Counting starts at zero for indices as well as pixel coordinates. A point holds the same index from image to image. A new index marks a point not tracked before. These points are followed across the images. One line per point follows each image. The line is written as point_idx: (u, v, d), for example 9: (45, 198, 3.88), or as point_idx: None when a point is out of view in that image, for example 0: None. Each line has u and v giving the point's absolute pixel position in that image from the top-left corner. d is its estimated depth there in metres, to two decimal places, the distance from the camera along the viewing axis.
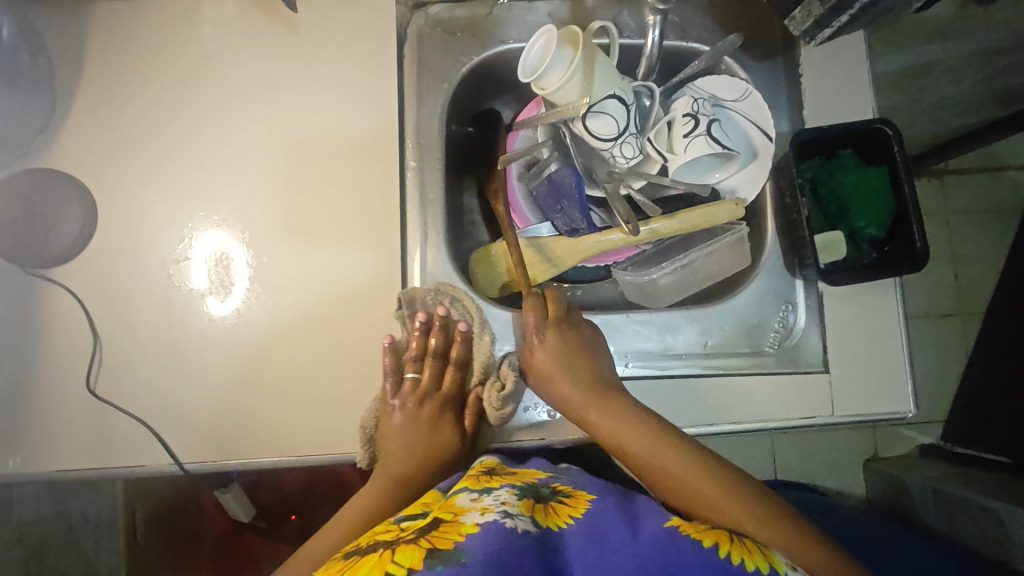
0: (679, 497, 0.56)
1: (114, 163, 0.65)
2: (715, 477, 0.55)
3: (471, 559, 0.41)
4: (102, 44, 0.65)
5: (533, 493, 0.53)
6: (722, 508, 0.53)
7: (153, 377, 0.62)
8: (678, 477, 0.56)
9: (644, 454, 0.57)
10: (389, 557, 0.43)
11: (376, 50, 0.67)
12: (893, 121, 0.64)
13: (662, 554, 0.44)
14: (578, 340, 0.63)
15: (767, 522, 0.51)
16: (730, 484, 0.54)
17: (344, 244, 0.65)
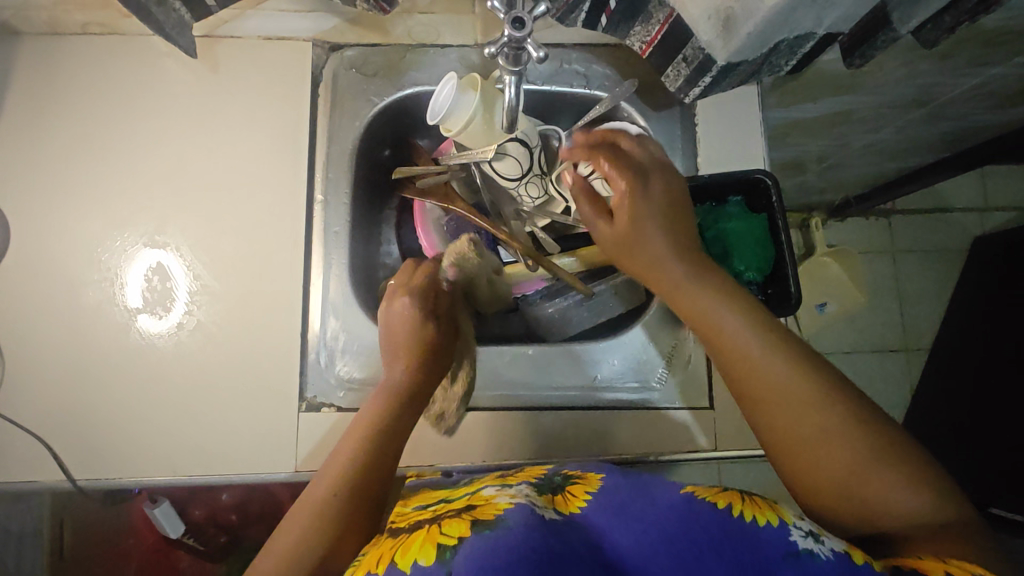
0: (768, 415, 0.50)
1: (32, 188, 0.68)
2: (819, 391, 0.49)
3: (514, 523, 0.44)
4: (29, 76, 0.69)
5: (547, 486, 0.53)
6: (818, 441, 0.48)
7: (52, 395, 0.64)
8: (761, 382, 0.51)
9: (732, 349, 0.52)
10: (437, 530, 0.46)
11: (291, 90, 0.71)
12: (773, 172, 0.69)
13: (677, 517, 0.45)
14: (658, 198, 0.59)
15: (892, 481, 0.46)
16: (825, 404, 0.49)
17: (250, 270, 0.68)
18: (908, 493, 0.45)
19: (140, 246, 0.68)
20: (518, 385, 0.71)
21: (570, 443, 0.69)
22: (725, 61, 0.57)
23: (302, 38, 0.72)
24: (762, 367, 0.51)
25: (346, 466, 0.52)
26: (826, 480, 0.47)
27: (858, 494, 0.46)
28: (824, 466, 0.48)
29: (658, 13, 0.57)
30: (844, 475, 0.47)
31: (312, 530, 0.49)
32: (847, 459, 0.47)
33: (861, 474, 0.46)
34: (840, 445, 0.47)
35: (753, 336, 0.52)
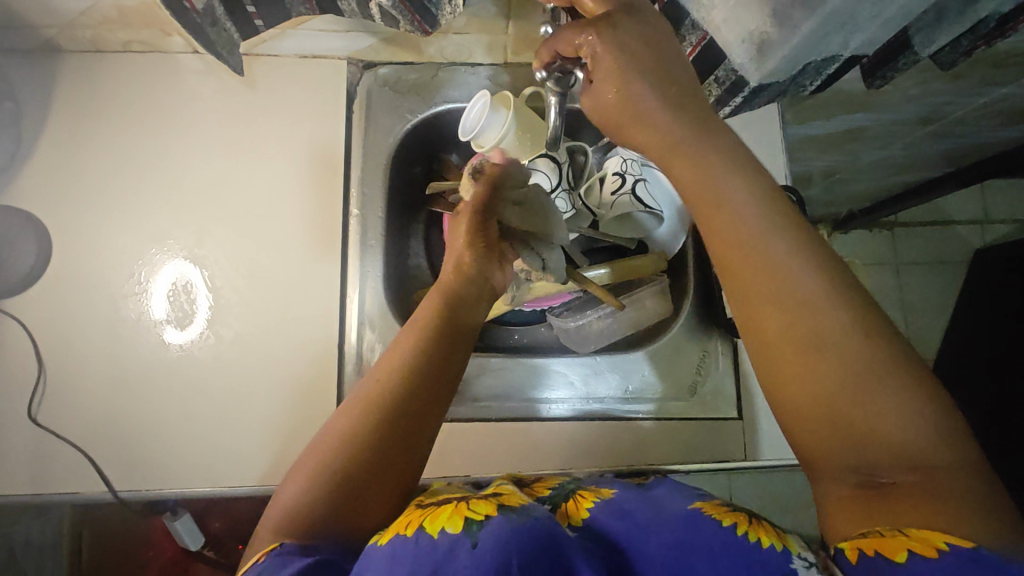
0: (767, 341, 0.41)
1: (73, 201, 0.69)
2: (816, 329, 0.39)
3: (538, 512, 0.45)
4: (70, 92, 0.71)
5: (562, 496, 0.54)
6: (813, 359, 0.39)
7: (95, 406, 0.65)
8: (761, 269, 0.41)
9: (730, 238, 0.43)
10: (465, 506, 0.45)
11: (327, 106, 0.73)
12: (798, 189, 0.72)
13: (682, 533, 0.43)
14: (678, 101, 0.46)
15: (898, 411, 0.37)
16: (822, 307, 0.39)
17: (287, 282, 0.70)
18: (918, 420, 0.37)
19: (177, 258, 0.69)
20: (552, 395, 0.72)
21: (606, 452, 0.71)
22: (757, 82, 0.60)
23: (337, 56, 0.74)
24: (762, 244, 0.42)
25: (370, 412, 0.47)
26: (820, 401, 0.38)
27: (845, 421, 0.38)
28: (812, 382, 0.39)
29: (690, 35, 0.59)
30: (834, 395, 0.38)
31: (330, 472, 0.45)
32: (821, 376, 0.38)
33: (852, 396, 0.38)
34: (821, 357, 0.39)
35: (763, 224, 0.42)
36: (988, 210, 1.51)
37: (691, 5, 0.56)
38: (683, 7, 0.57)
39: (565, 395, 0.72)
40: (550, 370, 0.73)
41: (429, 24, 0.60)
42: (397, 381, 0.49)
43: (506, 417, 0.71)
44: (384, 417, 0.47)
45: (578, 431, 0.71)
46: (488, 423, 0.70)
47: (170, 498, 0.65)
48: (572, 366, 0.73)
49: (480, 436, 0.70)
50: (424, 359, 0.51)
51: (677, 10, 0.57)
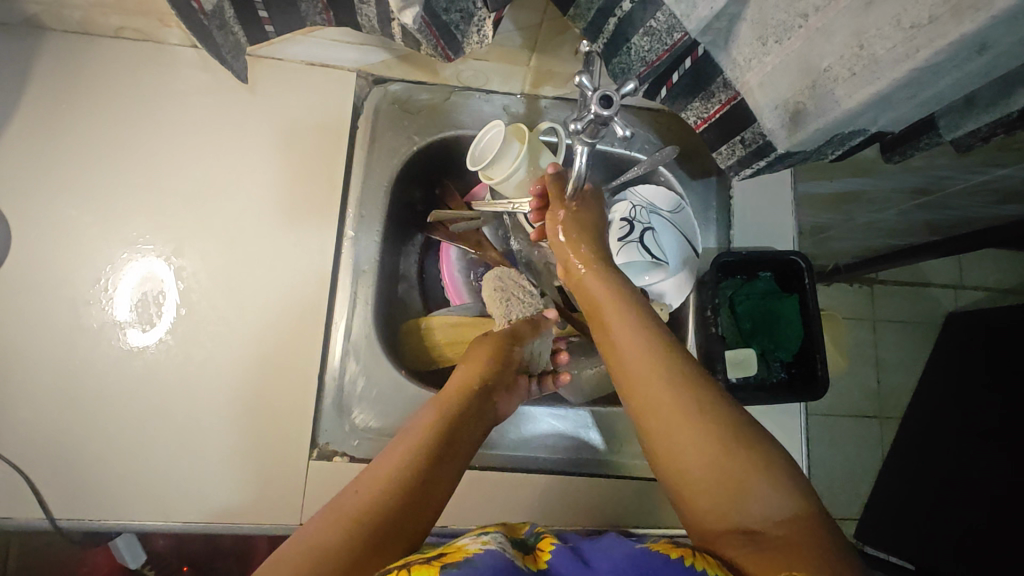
0: (642, 400, 0.51)
1: (39, 193, 0.63)
2: (693, 403, 0.48)
3: (482, 563, 0.41)
4: (49, 75, 0.65)
5: (519, 544, 0.49)
6: (684, 455, 0.47)
7: (41, 420, 0.59)
8: (656, 405, 0.49)
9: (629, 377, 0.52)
10: (405, 573, 0.40)
11: (330, 120, 0.69)
12: (806, 255, 0.69)
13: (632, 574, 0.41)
14: (590, 215, 0.63)
15: (766, 479, 0.43)
16: (695, 407, 0.47)
17: (267, 303, 0.65)
18: (775, 494, 0.43)
19: (148, 264, 0.64)
20: (538, 446, 0.69)
21: (591, 510, 0.67)
22: (785, 149, 0.58)
23: (347, 67, 0.70)
24: (644, 374, 0.51)
25: (389, 484, 0.46)
26: (721, 486, 0.44)
27: (730, 480, 0.44)
28: (693, 461, 0.46)
29: (721, 93, 0.58)
30: (708, 469, 0.45)
31: (326, 548, 0.41)
32: (699, 444, 0.46)
33: (723, 470, 0.45)
34: (706, 432, 0.46)
35: (646, 349, 0.52)
36: (963, 276, 1.51)
37: (727, 65, 0.54)
38: (717, 67, 0.55)
39: (554, 445, 0.69)
40: (539, 419, 0.70)
41: (453, 50, 0.57)
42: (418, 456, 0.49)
43: (486, 466, 0.67)
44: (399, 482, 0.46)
45: (558, 485, 0.67)
46: (468, 473, 0.66)
47: (115, 529, 0.60)
48: (568, 420, 0.70)
49: (458, 487, 0.65)
50: (446, 436, 0.52)
51: (711, 69, 0.56)
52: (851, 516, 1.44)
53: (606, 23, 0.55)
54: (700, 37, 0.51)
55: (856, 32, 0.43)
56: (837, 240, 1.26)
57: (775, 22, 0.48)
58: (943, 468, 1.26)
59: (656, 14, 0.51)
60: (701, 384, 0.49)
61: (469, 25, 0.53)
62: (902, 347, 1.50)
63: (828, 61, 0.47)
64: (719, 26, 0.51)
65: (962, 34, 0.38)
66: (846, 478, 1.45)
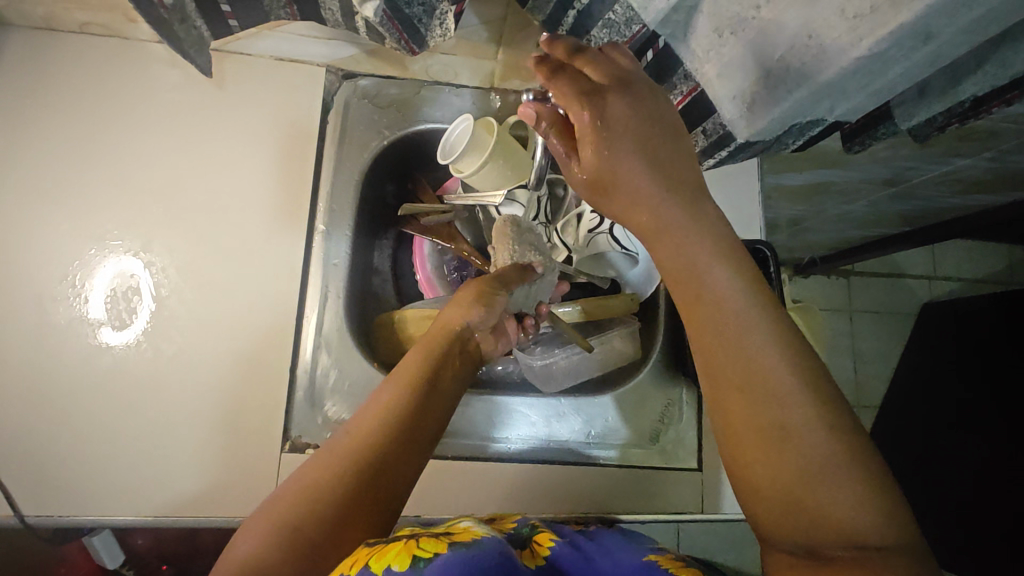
0: (720, 357, 0.43)
1: (5, 189, 0.63)
2: (792, 383, 0.41)
3: (488, 547, 0.43)
4: (14, 71, 0.65)
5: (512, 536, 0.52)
6: (780, 458, 0.39)
7: (10, 418, 0.59)
8: (751, 367, 0.42)
9: (735, 348, 0.42)
10: (414, 543, 0.42)
11: (300, 114, 0.70)
12: (772, 243, 0.70)
13: None
14: (623, 79, 0.46)
15: (850, 487, 0.38)
16: (795, 390, 0.40)
17: (238, 297, 0.65)
18: (860, 506, 0.37)
19: (123, 262, 0.64)
20: (512, 436, 0.70)
21: (562, 498, 0.68)
22: (745, 139, 0.59)
23: (315, 63, 0.71)
24: (755, 347, 0.42)
25: (359, 452, 0.47)
26: (801, 479, 0.38)
27: (816, 479, 0.38)
28: (781, 466, 0.39)
29: (681, 85, 0.59)
30: (805, 472, 0.38)
31: (292, 522, 0.42)
32: (794, 434, 0.39)
33: (823, 476, 0.38)
34: (809, 420, 0.39)
35: (755, 319, 0.43)
36: (936, 267, 1.54)
37: (686, 57, 0.56)
38: (677, 58, 0.57)
39: (527, 436, 0.70)
40: (514, 410, 0.71)
41: (418, 43, 0.57)
42: (373, 449, 0.47)
43: (460, 456, 0.68)
44: (351, 480, 0.45)
45: (528, 474, 0.68)
46: (438, 462, 0.66)
47: (86, 526, 0.59)
48: (537, 411, 0.71)
49: (428, 478, 0.66)
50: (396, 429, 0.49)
51: (672, 59, 0.57)
52: None
53: (565, 15, 0.55)
54: (659, 29, 0.53)
55: (804, 22, 0.45)
56: (811, 232, 1.28)
57: (729, 14, 0.48)
58: (918, 455, 1.28)
59: (614, 6, 0.52)
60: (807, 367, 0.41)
61: (431, 19, 0.54)
62: (877, 337, 1.53)
63: (781, 51, 0.48)
64: (677, 19, 0.52)
65: (902, 22, 0.39)
66: None
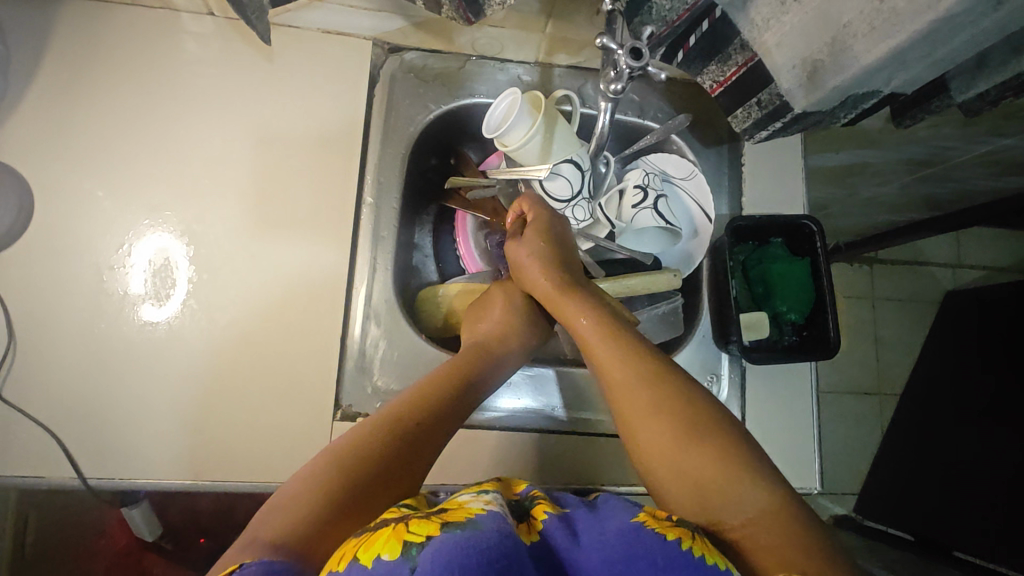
0: (618, 396, 0.52)
1: (60, 159, 0.64)
2: (660, 399, 0.50)
3: (487, 526, 0.38)
4: (68, 41, 0.65)
5: (519, 506, 0.47)
6: (675, 457, 0.47)
7: (71, 383, 0.60)
8: (625, 393, 0.52)
9: (616, 382, 0.53)
10: (404, 527, 0.38)
11: (348, 87, 0.70)
12: (819, 220, 0.69)
13: (628, 548, 0.39)
14: (542, 227, 0.66)
15: (732, 474, 0.44)
16: (656, 393, 0.50)
17: (289, 266, 0.66)
18: (744, 490, 0.43)
19: (158, 236, 0.64)
20: (556, 407, 0.70)
21: (606, 471, 0.68)
22: (801, 109, 0.60)
23: (362, 36, 0.71)
24: (624, 375, 0.53)
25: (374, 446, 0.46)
26: (694, 476, 0.46)
27: (696, 471, 0.46)
28: (681, 460, 0.46)
29: (738, 55, 0.58)
30: (695, 474, 0.46)
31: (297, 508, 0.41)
32: (671, 431, 0.48)
33: (712, 475, 0.45)
34: (678, 422, 0.48)
35: (619, 350, 0.54)
36: (961, 255, 1.53)
37: (745, 27, 0.55)
38: (735, 28, 0.56)
39: (570, 408, 0.70)
40: (557, 382, 0.71)
41: (474, 13, 0.57)
42: (382, 448, 0.47)
43: (504, 427, 0.68)
44: (353, 463, 0.45)
45: (568, 447, 0.68)
46: (484, 433, 0.67)
47: (143, 489, 0.60)
48: (578, 389, 0.70)
49: (473, 447, 0.66)
50: (406, 430, 0.49)
51: (728, 32, 0.57)
52: (852, 491, 1.46)
53: None
54: None
55: None
56: (840, 216, 1.27)
57: None
58: (944, 440, 1.28)
59: None
60: (663, 375, 0.52)
61: None
62: (901, 324, 1.52)
63: (847, 17, 0.48)
64: None
65: None
66: (847, 452, 1.48)
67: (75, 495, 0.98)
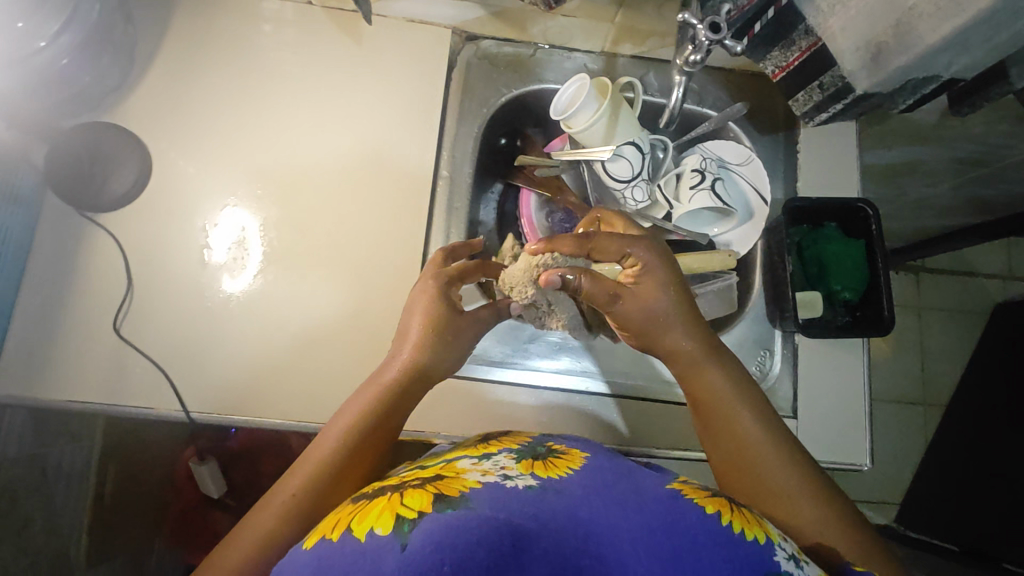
0: (711, 409, 0.61)
1: (175, 129, 0.71)
2: (752, 423, 0.59)
3: (479, 504, 0.41)
4: (186, 25, 0.73)
5: (530, 454, 0.53)
6: (753, 467, 0.58)
7: (178, 327, 0.67)
8: (723, 409, 0.61)
9: (712, 399, 0.61)
10: (398, 501, 0.42)
11: (429, 70, 0.76)
12: (874, 203, 0.72)
13: (665, 514, 0.43)
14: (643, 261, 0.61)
15: (801, 491, 0.55)
16: (752, 418, 0.60)
17: (371, 231, 0.71)
18: (810, 505, 0.55)
19: (236, 213, 0.70)
20: (613, 373, 0.73)
21: (665, 435, 0.71)
22: (863, 90, 0.63)
23: (443, 25, 0.77)
24: (724, 398, 0.61)
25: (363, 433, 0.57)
26: (765, 485, 0.57)
27: (771, 483, 0.56)
28: (760, 471, 0.57)
29: (801, 41, 0.62)
30: (769, 482, 0.56)
31: (311, 480, 0.54)
32: (755, 446, 0.58)
33: (783, 486, 0.56)
34: (763, 442, 0.58)
35: (722, 379, 0.61)
36: (1012, 266, 1.51)
37: (810, 12, 0.59)
38: (799, 14, 0.60)
39: (626, 374, 0.73)
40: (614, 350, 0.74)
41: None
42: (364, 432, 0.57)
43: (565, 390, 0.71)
44: (349, 447, 0.56)
45: (628, 411, 0.71)
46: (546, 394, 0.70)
47: (238, 426, 0.66)
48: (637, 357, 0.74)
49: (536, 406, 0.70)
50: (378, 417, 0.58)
51: (792, 17, 0.60)
52: (893, 500, 1.45)
53: None
54: None
55: None
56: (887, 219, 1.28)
57: None
58: (991, 448, 1.26)
59: None
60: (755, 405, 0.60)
61: None
62: (948, 334, 1.50)
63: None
64: None
65: None
66: (888, 460, 1.47)
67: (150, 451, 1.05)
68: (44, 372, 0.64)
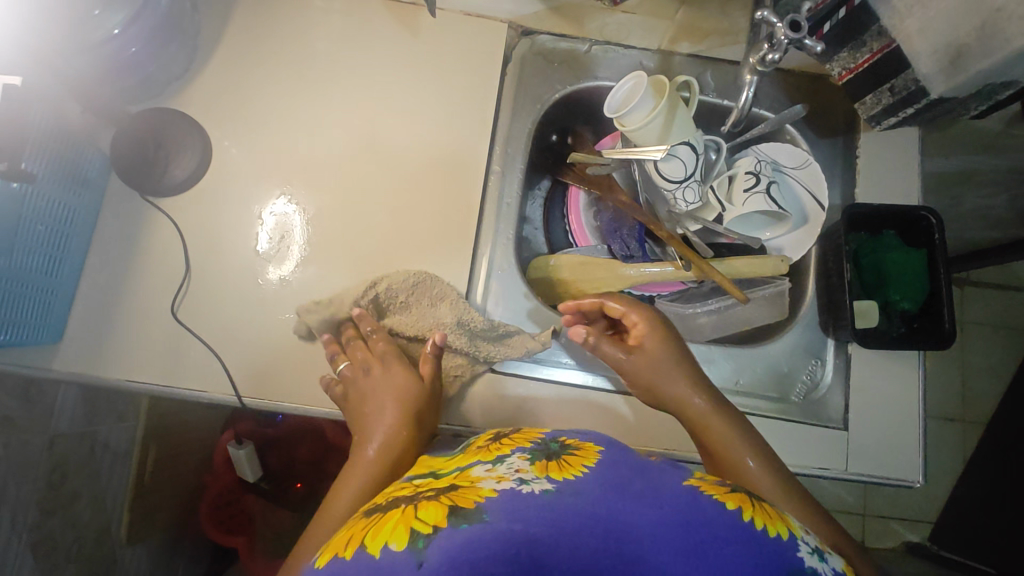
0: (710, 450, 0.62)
1: (234, 116, 0.72)
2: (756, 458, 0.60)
3: (496, 518, 0.39)
4: (248, 14, 0.74)
5: (544, 452, 0.49)
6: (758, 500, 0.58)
7: (232, 312, 0.68)
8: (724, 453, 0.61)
9: (714, 441, 0.62)
10: (413, 515, 0.40)
11: (484, 64, 0.76)
12: (938, 211, 0.70)
13: (687, 513, 0.41)
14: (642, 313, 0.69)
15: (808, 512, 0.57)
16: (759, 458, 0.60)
17: (421, 223, 0.71)
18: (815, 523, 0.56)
19: (290, 207, 0.71)
20: None
21: None
22: (938, 95, 0.61)
23: (499, 19, 0.77)
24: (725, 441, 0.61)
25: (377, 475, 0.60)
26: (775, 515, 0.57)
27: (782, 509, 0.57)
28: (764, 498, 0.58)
29: (874, 42, 0.61)
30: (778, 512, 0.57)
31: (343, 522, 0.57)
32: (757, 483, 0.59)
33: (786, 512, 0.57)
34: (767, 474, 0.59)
35: (719, 417, 0.62)
36: None
37: (886, 13, 0.58)
38: (873, 16, 0.59)
39: None
40: None
41: None
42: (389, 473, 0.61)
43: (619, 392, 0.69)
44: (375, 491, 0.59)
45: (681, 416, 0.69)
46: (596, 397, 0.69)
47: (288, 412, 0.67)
48: None
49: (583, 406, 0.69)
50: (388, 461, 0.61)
51: (866, 18, 0.59)
52: (927, 519, 1.41)
53: None
54: None
55: None
56: None
57: None
58: None
59: None
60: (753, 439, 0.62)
61: None
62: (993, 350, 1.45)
63: None
64: None
65: None
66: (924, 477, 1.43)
67: (191, 432, 1.08)
68: (103, 350, 0.66)
